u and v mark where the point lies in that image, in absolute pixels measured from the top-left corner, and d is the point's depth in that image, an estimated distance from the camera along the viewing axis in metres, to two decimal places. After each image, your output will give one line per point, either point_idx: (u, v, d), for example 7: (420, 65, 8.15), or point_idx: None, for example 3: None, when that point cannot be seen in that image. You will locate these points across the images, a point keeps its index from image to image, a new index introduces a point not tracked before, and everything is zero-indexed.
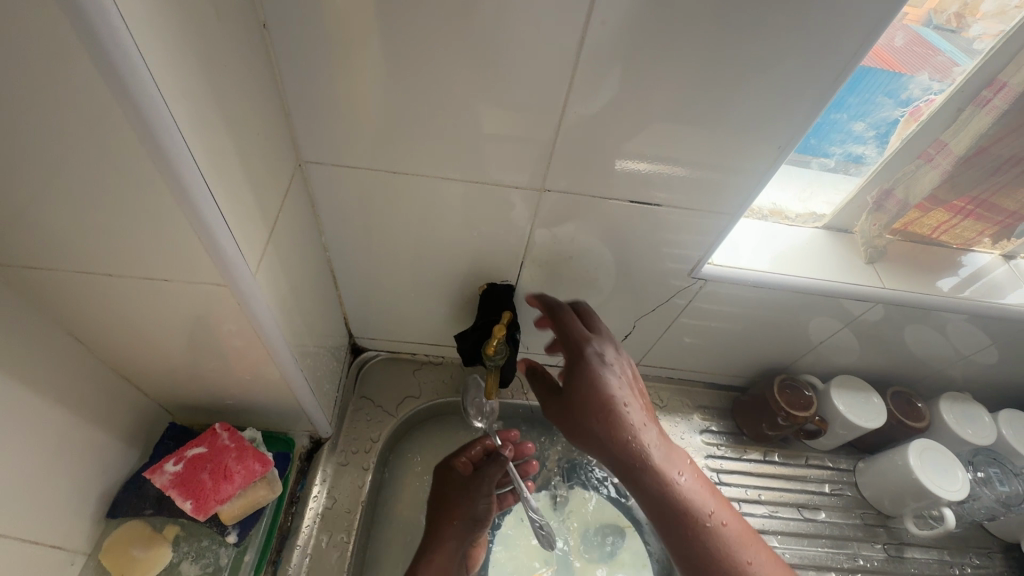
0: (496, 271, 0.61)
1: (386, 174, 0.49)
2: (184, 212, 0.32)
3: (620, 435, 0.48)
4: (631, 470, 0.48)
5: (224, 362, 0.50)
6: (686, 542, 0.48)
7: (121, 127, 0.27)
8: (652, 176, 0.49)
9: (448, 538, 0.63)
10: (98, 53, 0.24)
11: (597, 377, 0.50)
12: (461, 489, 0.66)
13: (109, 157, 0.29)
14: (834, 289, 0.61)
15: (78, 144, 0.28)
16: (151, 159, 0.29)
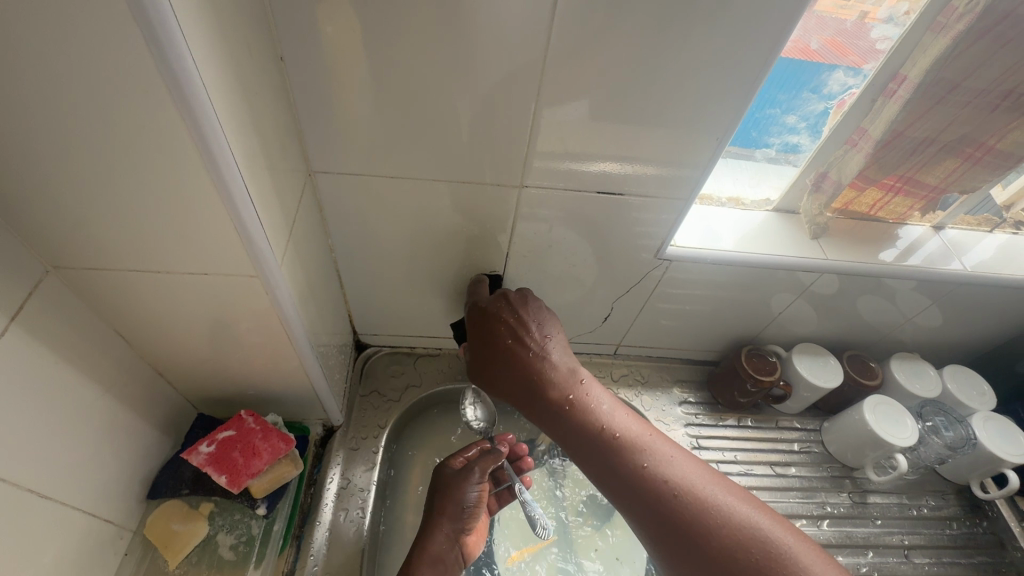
0: (485, 263, 0.68)
1: (386, 178, 0.56)
2: (225, 210, 0.39)
3: (516, 364, 0.55)
4: (538, 405, 0.54)
5: (250, 352, 0.56)
6: (599, 458, 0.51)
7: (181, 143, 0.34)
8: (615, 170, 0.56)
9: (441, 528, 0.65)
10: (171, 82, 0.31)
11: (492, 336, 0.57)
12: (454, 482, 0.69)
13: (169, 167, 0.36)
14: (784, 262, 0.69)
15: (146, 156, 0.35)
16: (202, 165, 0.36)
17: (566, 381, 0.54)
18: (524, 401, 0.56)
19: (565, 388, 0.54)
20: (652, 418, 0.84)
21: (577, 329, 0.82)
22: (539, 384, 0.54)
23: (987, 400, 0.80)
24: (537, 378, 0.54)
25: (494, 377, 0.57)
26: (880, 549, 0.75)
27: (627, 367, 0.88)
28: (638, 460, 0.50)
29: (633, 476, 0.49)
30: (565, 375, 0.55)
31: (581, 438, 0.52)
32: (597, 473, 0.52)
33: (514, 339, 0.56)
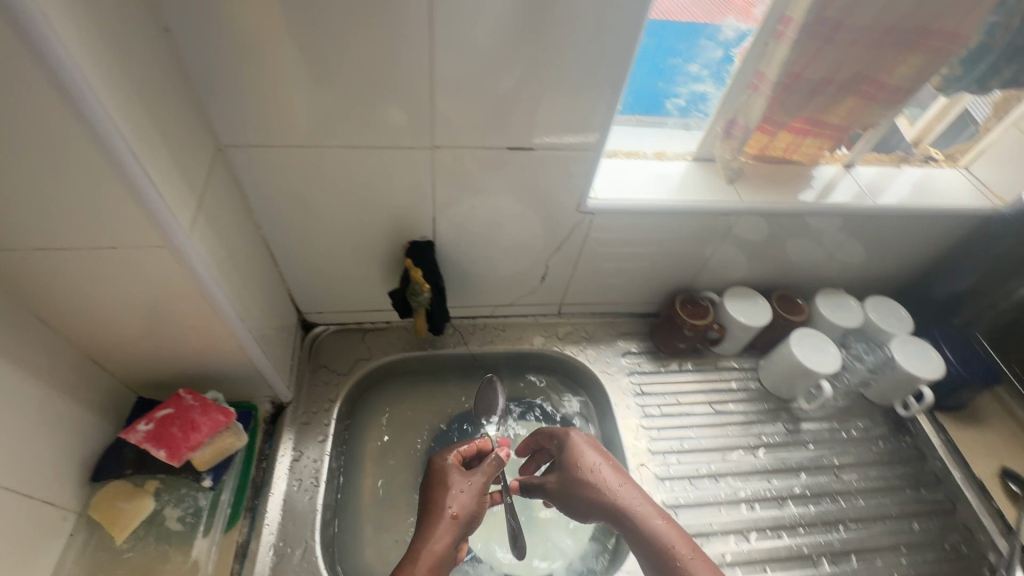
0: (413, 230, 0.69)
1: (298, 148, 0.56)
2: (116, 176, 0.40)
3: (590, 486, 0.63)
4: (614, 518, 0.62)
5: (180, 331, 0.57)
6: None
7: (55, 107, 0.35)
8: (522, 127, 0.57)
9: (446, 529, 0.59)
10: (31, 47, 0.32)
11: (570, 452, 0.66)
12: (461, 483, 0.63)
13: (48, 134, 0.36)
14: (701, 207, 0.72)
15: (25, 126, 0.36)
16: (83, 134, 0.36)
17: (631, 493, 0.62)
18: (603, 516, 0.63)
19: (633, 500, 0.62)
20: (597, 370, 0.87)
21: (518, 291, 0.84)
22: (607, 497, 0.62)
23: (904, 324, 0.85)
24: (613, 501, 0.62)
25: (565, 487, 0.65)
26: (812, 470, 0.80)
27: (571, 326, 0.91)
28: None
29: None
30: (638, 502, 0.62)
31: (652, 557, 0.59)
32: None
33: (588, 457, 0.65)
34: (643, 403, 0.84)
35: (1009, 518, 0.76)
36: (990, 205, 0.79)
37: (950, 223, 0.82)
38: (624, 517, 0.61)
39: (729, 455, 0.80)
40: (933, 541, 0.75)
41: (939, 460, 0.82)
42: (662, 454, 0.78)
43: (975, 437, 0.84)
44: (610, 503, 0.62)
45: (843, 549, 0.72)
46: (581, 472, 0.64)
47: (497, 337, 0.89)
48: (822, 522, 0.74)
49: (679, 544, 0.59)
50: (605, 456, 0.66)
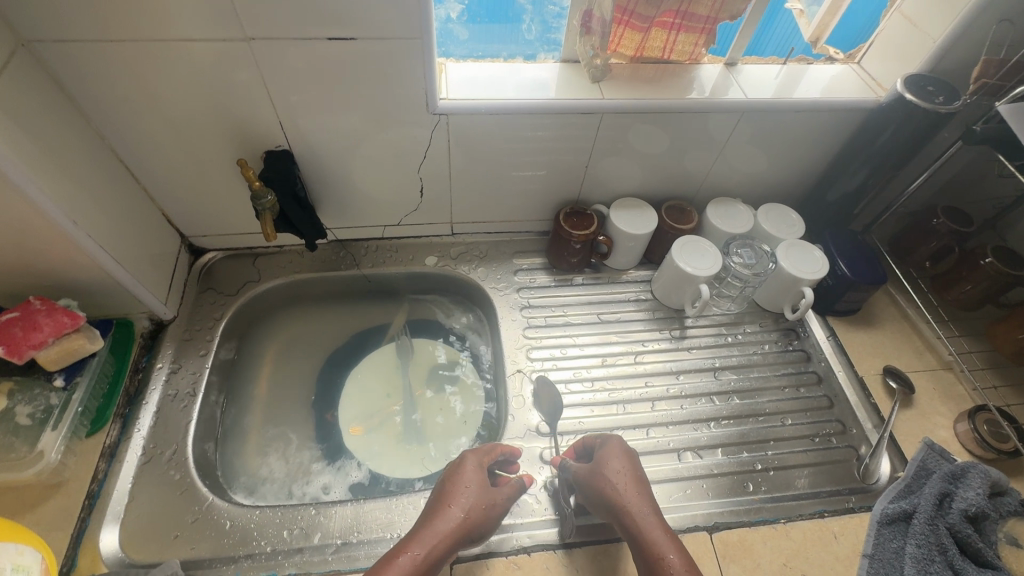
0: (264, 139, 0.69)
1: (107, 44, 0.55)
2: None
3: (615, 485, 0.58)
4: (629, 522, 0.56)
5: (13, 238, 0.57)
6: None
7: None
8: (331, 9, 0.55)
9: (450, 530, 0.54)
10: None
11: (608, 453, 0.62)
12: (478, 486, 0.58)
13: None
14: (560, 106, 0.71)
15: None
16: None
17: (646, 511, 0.56)
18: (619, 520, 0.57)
19: (641, 513, 0.56)
20: (486, 286, 0.88)
21: (399, 208, 0.84)
22: (618, 498, 0.58)
23: (795, 230, 0.84)
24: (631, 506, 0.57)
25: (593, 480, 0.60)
26: (691, 373, 0.80)
27: (465, 245, 0.92)
28: None
29: None
30: (655, 517, 0.56)
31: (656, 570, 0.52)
32: None
33: (613, 459, 0.61)
34: (529, 315, 0.84)
35: (883, 411, 0.77)
36: (873, 96, 0.77)
37: (836, 120, 0.79)
38: (635, 531, 0.55)
39: (610, 360, 0.80)
40: (804, 435, 0.76)
41: (823, 361, 0.83)
42: (541, 361, 0.79)
43: (862, 339, 0.85)
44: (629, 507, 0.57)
45: (711, 443, 0.74)
46: (602, 471, 0.60)
47: (389, 257, 0.89)
48: (694, 420, 0.76)
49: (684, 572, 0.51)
50: (635, 467, 0.61)
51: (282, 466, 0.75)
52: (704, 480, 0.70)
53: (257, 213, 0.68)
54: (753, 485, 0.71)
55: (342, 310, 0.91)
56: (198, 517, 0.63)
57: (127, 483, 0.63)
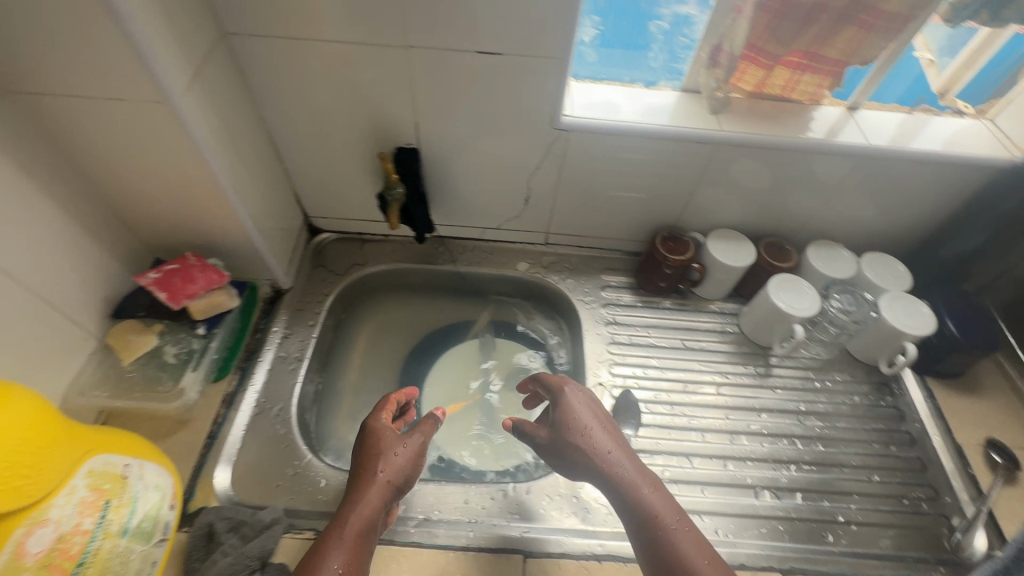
0: (399, 137, 0.75)
1: (289, 41, 0.63)
2: (117, 29, 0.47)
3: (579, 438, 0.61)
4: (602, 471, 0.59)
5: (186, 199, 0.66)
6: (643, 530, 0.55)
7: None
8: (487, 26, 0.60)
9: (376, 495, 0.55)
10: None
11: (566, 403, 0.64)
12: (394, 447, 0.59)
13: None
14: (677, 132, 0.73)
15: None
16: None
17: (621, 457, 0.59)
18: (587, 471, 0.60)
19: (613, 457, 0.59)
20: (574, 298, 0.90)
21: (502, 213, 0.88)
22: (587, 445, 0.60)
23: (901, 282, 0.81)
24: (597, 455, 0.59)
25: (556, 437, 0.62)
26: (773, 412, 0.79)
27: (557, 256, 0.95)
28: (680, 550, 0.53)
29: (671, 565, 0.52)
30: (628, 462, 0.59)
31: (636, 510, 0.56)
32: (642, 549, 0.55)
33: (580, 412, 0.63)
34: (613, 331, 0.86)
35: (982, 484, 0.73)
36: (1006, 155, 0.74)
37: (962, 175, 0.77)
38: (610, 476, 0.58)
39: (692, 387, 0.80)
40: (891, 494, 0.73)
41: (918, 422, 0.79)
42: (622, 378, 0.81)
43: (963, 405, 0.80)
44: (597, 455, 0.59)
45: (790, 486, 0.72)
46: (570, 432, 0.61)
47: (484, 258, 0.94)
48: (773, 460, 0.74)
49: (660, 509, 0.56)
50: (600, 419, 0.63)
51: None
52: (780, 522, 0.69)
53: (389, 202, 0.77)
54: (832, 536, 0.69)
55: (432, 303, 0.96)
56: (297, 471, 0.68)
57: (240, 431, 0.70)
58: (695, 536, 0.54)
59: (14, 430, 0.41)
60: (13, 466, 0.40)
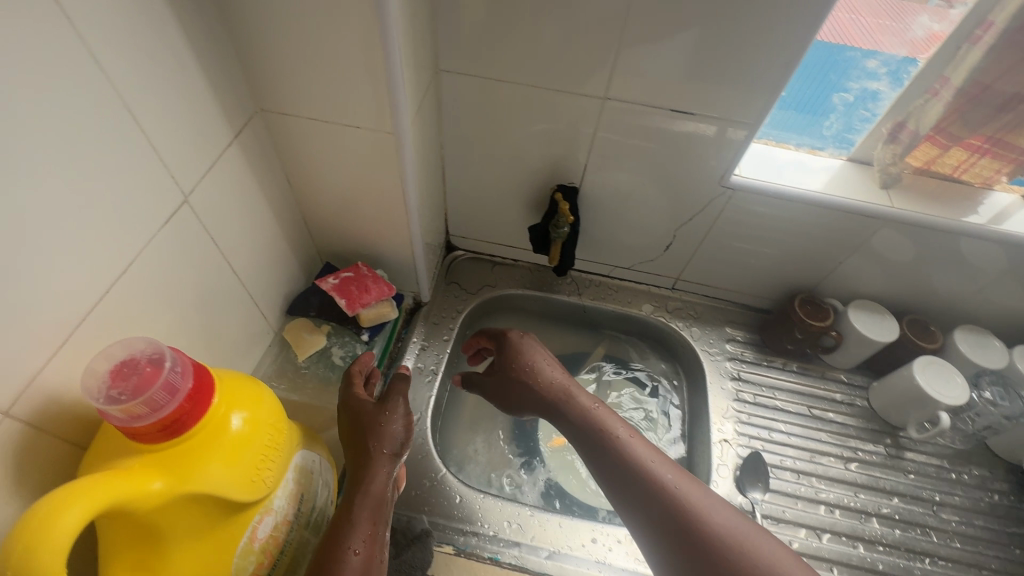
0: (563, 174, 0.78)
1: (494, 82, 0.68)
2: (384, 72, 0.52)
3: (533, 376, 0.67)
4: (554, 401, 0.64)
5: (372, 214, 0.71)
6: (592, 446, 0.59)
7: (366, 16, 0.48)
8: (688, 88, 0.63)
9: (383, 470, 0.58)
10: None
11: (519, 347, 0.69)
12: (378, 417, 0.61)
13: (352, 35, 0.49)
14: (845, 203, 0.73)
15: (340, 21, 0.49)
16: (378, 38, 0.49)
17: (572, 386, 0.65)
18: (546, 406, 0.65)
19: (559, 385, 0.65)
20: (698, 348, 0.90)
21: (638, 254, 0.90)
22: (539, 381, 0.66)
23: None
24: (550, 389, 0.65)
25: (508, 375, 0.69)
26: (905, 498, 0.77)
27: (681, 302, 0.95)
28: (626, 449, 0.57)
29: (622, 467, 0.56)
30: (574, 390, 0.65)
31: (583, 429, 0.61)
32: (596, 464, 0.58)
33: (530, 352, 0.69)
34: (737, 387, 0.86)
35: None
36: None
37: None
38: (560, 405, 0.64)
39: (818, 458, 0.79)
40: None
41: None
42: (747, 437, 0.80)
43: None
44: (548, 387, 0.65)
45: None
46: (524, 372, 0.67)
47: (610, 295, 0.95)
48: (906, 549, 0.72)
49: (605, 421, 0.61)
50: (545, 356, 0.69)
51: (486, 453, 0.84)
52: None
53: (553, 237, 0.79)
54: None
55: (550, 330, 0.99)
56: (433, 483, 0.72)
57: None
58: (638, 438, 0.59)
59: (267, 426, 0.45)
60: (264, 461, 0.44)
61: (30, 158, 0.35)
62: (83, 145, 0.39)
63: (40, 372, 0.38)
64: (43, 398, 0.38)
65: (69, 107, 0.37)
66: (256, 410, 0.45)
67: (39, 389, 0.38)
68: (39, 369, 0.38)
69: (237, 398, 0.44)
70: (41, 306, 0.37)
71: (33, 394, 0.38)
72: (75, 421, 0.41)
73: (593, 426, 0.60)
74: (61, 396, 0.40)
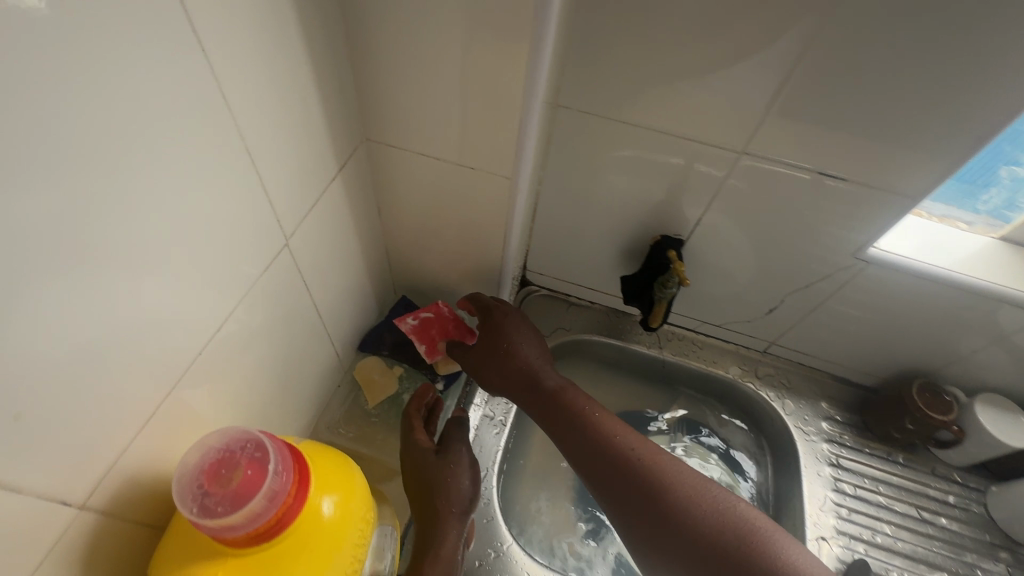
0: (670, 223, 0.71)
1: (615, 122, 0.61)
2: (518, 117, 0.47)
3: (515, 357, 0.63)
4: (535, 384, 0.63)
5: (463, 253, 0.65)
6: (577, 431, 0.60)
7: (515, 58, 0.42)
8: (843, 149, 0.56)
9: (453, 530, 0.54)
10: (535, 26, 0.40)
11: (502, 323, 0.64)
12: (446, 470, 0.57)
13: (492, 76, 0.44)
14: (1001, 292, 0.63)
15: (480, 62, 0.43)
16: (523, 86, 0.44)
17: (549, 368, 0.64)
18: (525, 386, 0.63)
19: (537, 365, 0.64)
20: (791, 425, 0.81)
21: (734, 313, 0.82)
22: (519, 360, 0.63)
23: None
24: (533, 370, 0.63)
25: (487, 352, 0.64)
26: None
27: (773, 368, 0.87)
28: (614, 437, 0.58)
29: (612, 456, 0.57)
30: (551, 371, 0.64)
31: (565, 413, 0.61)
32: (579, 450, 0.59)
33: (510, 326, 0.64)
34: (836, 476, 0.77)
35: None
36: None
37: None
38: (540, 387, 0.63)
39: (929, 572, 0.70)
40: None
41: None
42: (847, 538, 0.72)
43: None
44: (531, 368, 0.63)
45: None
46: (505, 350, 0.63)
47: (693, 352, 0.88)
48: None
49: (588, 406, 0.61)
50: (524, 331, 0.65)
51: (549, 514, 0.77)
52: None
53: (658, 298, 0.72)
54: None
55: (621, 382, 0.91)
56: (497, 554, 0.66)
57: None
58: (618, 422, 0.61)
59: (359, 515, 0.41)
60: (355, 562, 0.40)
61: (147, 209, 0.32)
62: (196, 186, 0.35)
63: (127, 448, 0.35)
64: (123, 477, 0.36)
65: (192, 148, 0.34)
66: (350, 497, 0.41)
67: (123, 467, 0.35)
68: (126, 445, 0.35)
69: (329, 481, 0.40)
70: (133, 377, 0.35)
71: (116, 471, 0.35)
72: (151, 498, 0.38)
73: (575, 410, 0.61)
74: (140, 472, 0.37)
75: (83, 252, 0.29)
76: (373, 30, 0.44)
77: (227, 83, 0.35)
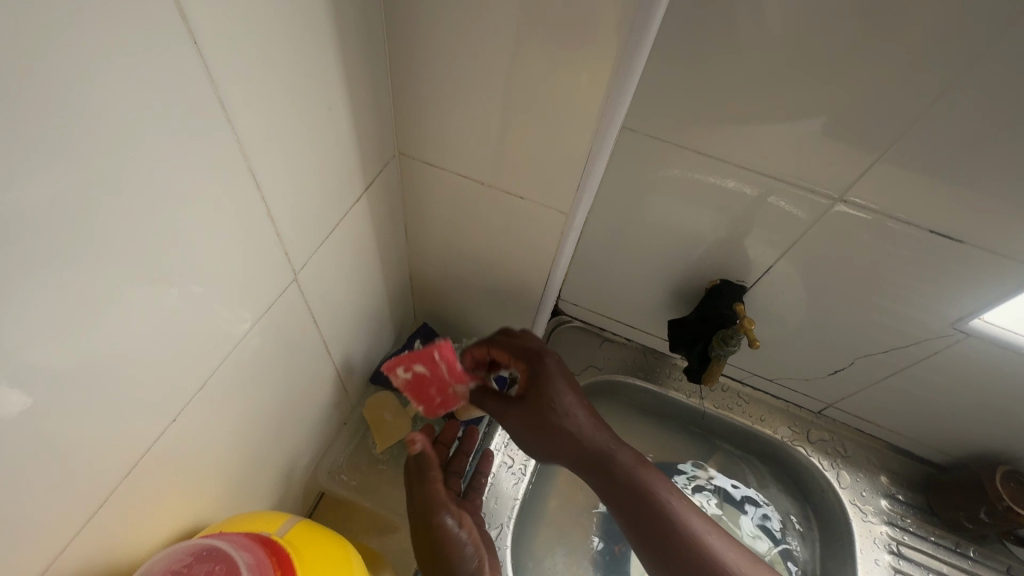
0: (733, 267, 0.62)
1: (685, 152, 0.53)
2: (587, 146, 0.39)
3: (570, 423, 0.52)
4: (593, 456, 0.52)
5: (496, 285, 0.58)
6: (638, 516, 0.51)
7: (595, 76, 0.35)
8: (963, 206, 0.47)
9: None
10: (614, 80, 0.35)
11: (552, 381, 0.53)
12: (427, 546, 0.50)
13: (562, 96, 0.37)
14: None
15: (550, 79, 0.36)
16: (599, 110, 0.37)
17: (610, 434, 0.54)
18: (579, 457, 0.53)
19: (597, 432, 0.53)
20: (847, 501, 0.72)
21: (791, 369, 0.73)
22: (574, 428, 0.52)
23: None
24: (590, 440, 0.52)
25: (534, 415, 0.52)
26: None
27: (828, 433, 0.77)
28: (683, 525, 0.50)
29: (680, 550, 0.49)
30: (611, 440, 0.53)
31: (628, 493, 0.51)
32: (642, 537, 0.50)
33: (562, 386, 0.53)
34: (896, 567, 0.68)
35: None
36: None
37: None
38: (599, 460, 0.52)
39: None
40: None
41: None
42: None
43: None
44: (588, 438, 0.53)
45: None
46: (556, 415, 0.52)
47: (738, 406, 0.79)
48: None
49: (655, 487, 0.52)
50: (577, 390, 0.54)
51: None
52: None
53: (715, 355, 0.65)
54: None
55: (653, 430, 0.82)
56: None
57: None
58: (688, 506, 0.52)
59: None
60: None
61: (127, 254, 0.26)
62: (191, 226, 0.29)
63: (62, 552, 0.29)
64: None
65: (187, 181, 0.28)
66: None
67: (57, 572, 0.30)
68: (64, 546, 0.29)
69: None
70: (88, 469, 0.29)
71: None
72: None
73: (640, 491, 0.51)
74: (83, 571, 0.31)
75: (48, 340, 0.24)
76: (421, 30, 0.37)
77: (234, 96, 0.28)
